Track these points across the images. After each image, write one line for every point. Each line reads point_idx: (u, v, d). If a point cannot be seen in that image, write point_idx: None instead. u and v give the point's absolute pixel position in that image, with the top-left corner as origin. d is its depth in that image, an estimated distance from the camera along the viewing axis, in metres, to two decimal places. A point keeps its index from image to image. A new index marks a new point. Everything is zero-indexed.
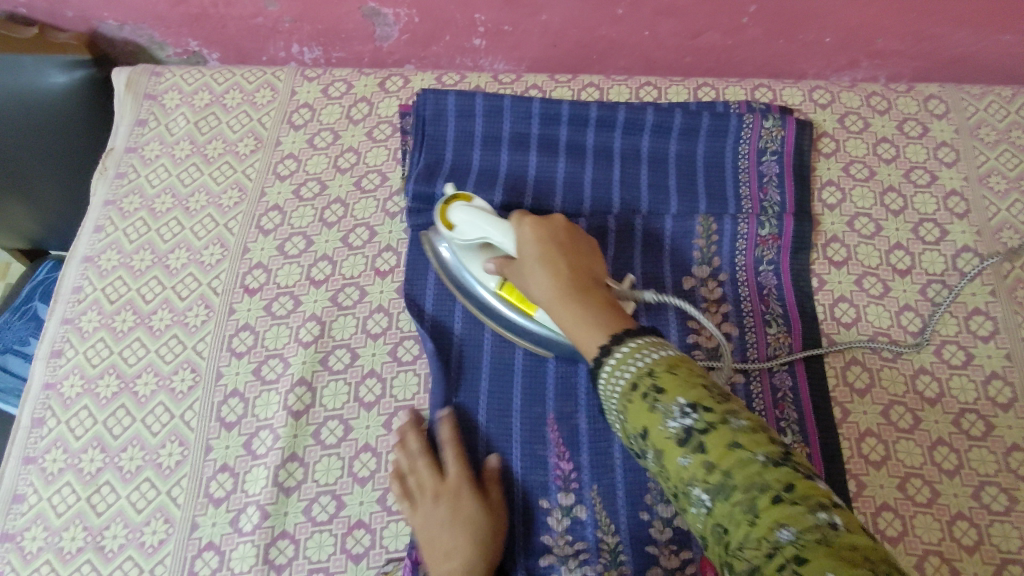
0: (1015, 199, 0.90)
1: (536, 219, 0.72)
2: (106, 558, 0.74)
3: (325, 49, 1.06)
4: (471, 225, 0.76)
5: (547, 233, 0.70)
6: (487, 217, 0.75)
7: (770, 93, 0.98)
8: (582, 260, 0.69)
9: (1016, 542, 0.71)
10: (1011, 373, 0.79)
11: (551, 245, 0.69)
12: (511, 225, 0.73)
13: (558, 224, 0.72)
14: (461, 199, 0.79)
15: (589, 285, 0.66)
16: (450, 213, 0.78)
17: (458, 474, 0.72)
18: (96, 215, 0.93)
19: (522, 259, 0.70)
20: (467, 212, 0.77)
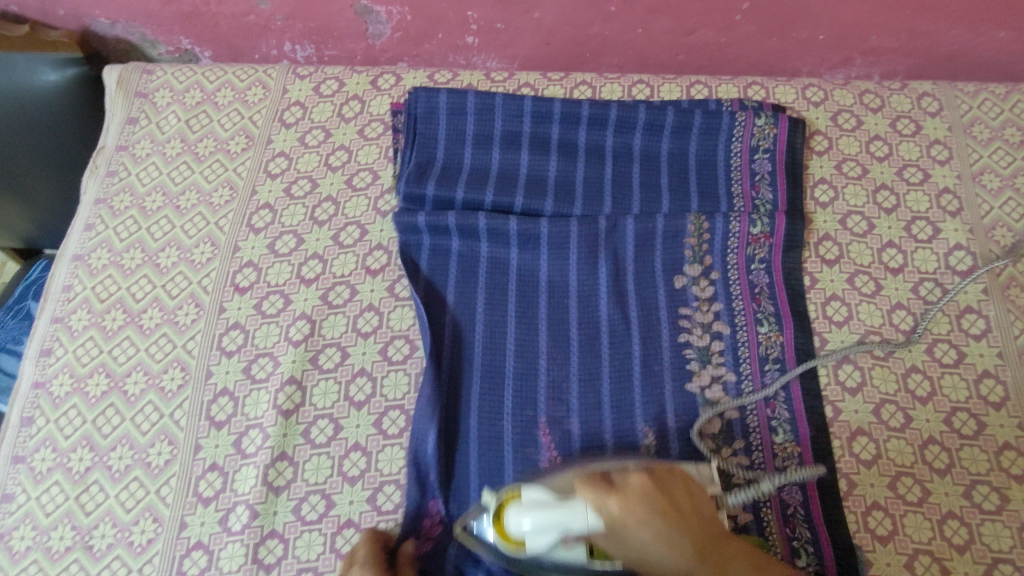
0: (1008, 197, 0.89)
1: (621, 495, 0.58)
2: (94, 558, 0.73)
3: (318, 47, 1.06)
4: (546, 530, 0.60)
5: (640, 494, 0.59)
6: (559, 511, 0.59)
7: (763, 91, 0.97)
8: (684, 501, 0.60)
9: (1007, 542, 0.71)
10: (1003, 372, 0.79)
11: (658, 516, 0.58)
12: (592, 500, 0.58)
13: (641, 481, 0.60)
14: (512, 494, 0.63)
15: (708, 534, 0.59)
16: (508, 519, 0.62)
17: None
18: (87, 213, 0.93)
19: (622, 536, 0.58)
20: (534, 513, 0.60)
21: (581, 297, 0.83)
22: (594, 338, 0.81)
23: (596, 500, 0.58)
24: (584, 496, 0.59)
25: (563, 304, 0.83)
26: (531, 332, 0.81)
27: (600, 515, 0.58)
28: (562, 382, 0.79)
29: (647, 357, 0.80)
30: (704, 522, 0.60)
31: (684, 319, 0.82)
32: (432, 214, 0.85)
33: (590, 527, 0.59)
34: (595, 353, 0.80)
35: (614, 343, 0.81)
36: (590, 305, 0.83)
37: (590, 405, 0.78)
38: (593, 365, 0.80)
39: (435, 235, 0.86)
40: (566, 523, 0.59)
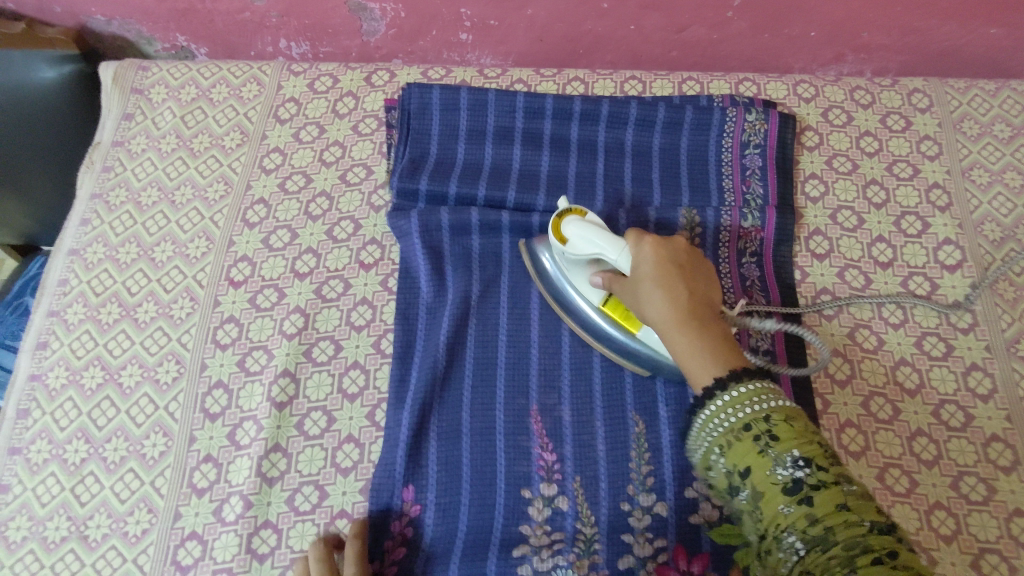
0: (997, 193, 0.90)
1: (654, 241, 0.69)
2: (89, 547, 0.74)
3: (313, 44, 1.07)
4: (586, 241, 0.74)
5: (667, 251, 0.68)
6: (603, 237, 0.73)
7: (754, 87, 0.98)
8: (704, 291, 0.67)
9: (994, 532, 0.72)
10: (991, 365, 0.80)
11: (668, 272, 0.66)
12: (630, 241, 0.71)
13: (679, 246, 0.70)
14: (576, 212, 0.77)
15: (704, 311, 0.64)
16: (564, 228, 0.77)
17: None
18: (83, 208, 0.94)
19: (635, 278, 0.69)
20: (582, 229, 0.75)
21: None
22: None
23: (632, 241, 0.70)
24: (627, 241, 0.71)
25: None
26: (523, 324, 0.82)
27: (631, 251, 0.70)
28: (554, 372, 0.80)
29: None
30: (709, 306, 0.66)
31: None
32: (425, 212, 0.85)
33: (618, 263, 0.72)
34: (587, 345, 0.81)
35: None
36: None
37: (581, 396, 0.78)
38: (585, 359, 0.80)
39: (427, 233, 0.85)
40: (602, 247, 0.73)
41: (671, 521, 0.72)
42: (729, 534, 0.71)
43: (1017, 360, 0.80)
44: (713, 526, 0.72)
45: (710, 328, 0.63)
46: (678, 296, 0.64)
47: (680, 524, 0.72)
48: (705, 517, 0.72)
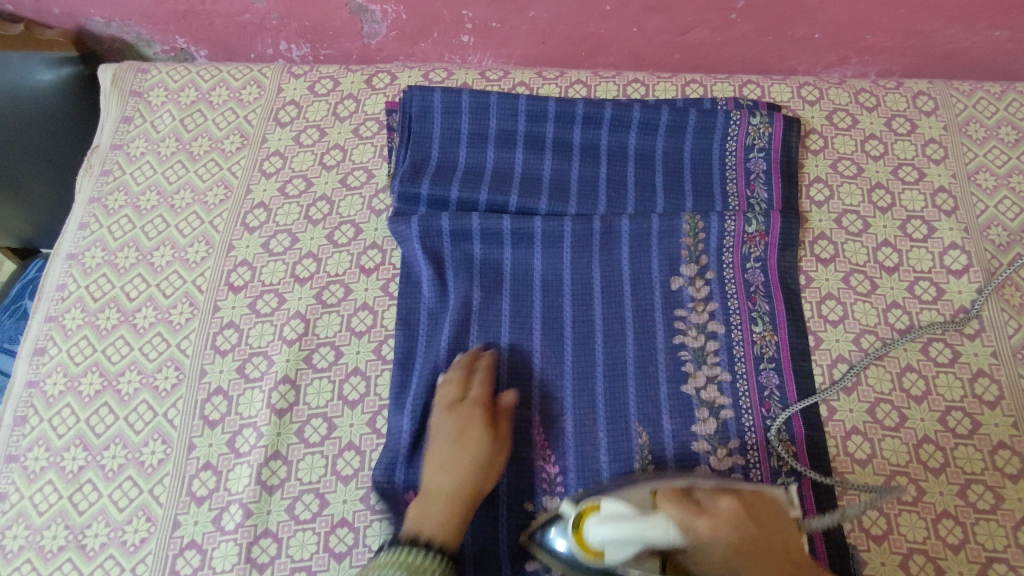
0: (1003, 197, 0.89)
1: (709, 518, 0.59)
2: (87, 557, 0.73)
3: (313, 46, 1.06)
4: (626, 543, 0.58)
5: (727, 516, 0.60)
6: (639, 523, 0.57)
7: (758, 90, 0.97)
8: (763, 523, 0.62)
9: (1001, 541, 0.71)
10: (997, 371, 0.79)
11: (742, 546, 0.59)
12: (675, 519, 0.58)
13: (723, 506, 0.61)
14: (593, 506, 0.61)
15: (789, 565, 0.60)
16: (586, 529, 0.60)
17: (480, 405, 0.74)
18: (81, 212, 0.93)
19: (701, 553, 0.59)
20: (612, 524, 0.58)
21: (576, 299, 0.83)
22: (588, 338, 0.81)
23: (678, 517, 0.59)
24: (668, 517, 0.58)
25: (557, 304, 0.83)
26: (524, 332, 0.81)
27: (683, 534, 0.58)
28: (556, 381, 0.79)
29: (641, 358, 0.79)
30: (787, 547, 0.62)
31: (679, 320, 0.81)
32: (425, 217, 0.84)
33: (671, 542, 0.57)
34: (589, 353, 0.80)
35: (608, 344, 0.80)
36: (584, 306, 0.82)
37: (584, 405, 0.78)
38: (587, 368, 0.79)
39: (428, 239, 0.85)
40: (646, 537, 0.57)
41: None
42: None
43: None
44: None
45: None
46: (763, 574, 0.59)
47: None
48: None
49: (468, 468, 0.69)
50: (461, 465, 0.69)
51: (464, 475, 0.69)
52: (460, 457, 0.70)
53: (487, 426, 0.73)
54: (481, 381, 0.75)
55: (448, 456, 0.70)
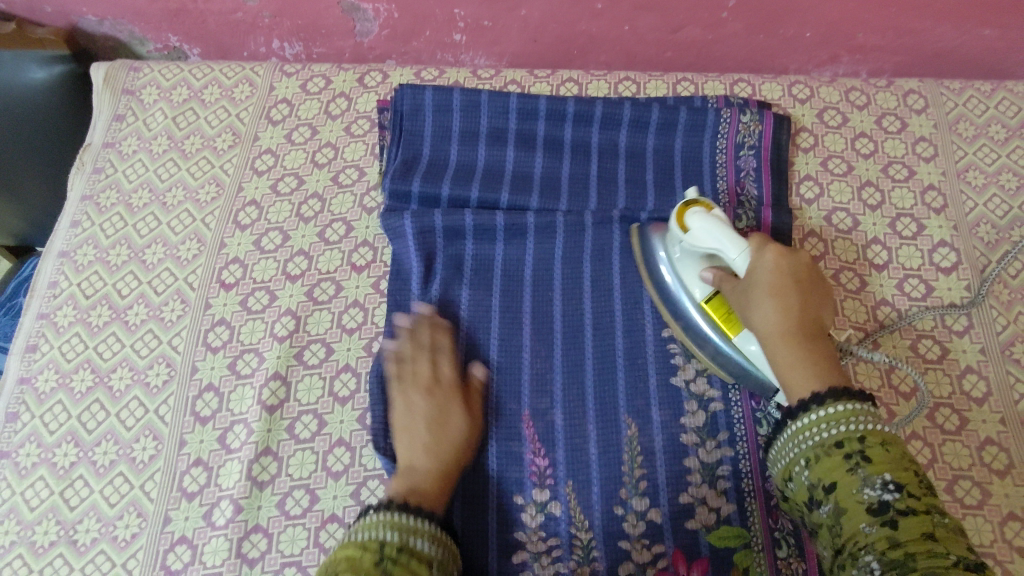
0: (992, 194, 0.90)
1: (780, 252, 0.69)
2: (78, 552, 0.74)
3: (306, 44, 1.06)
4: (706, 233, 0.73)
5: (789, 269, 0.69)
6: (725, 237, 0.72)
7: (749, 88, 0.98)
8: (817, 304, 0.69)
9: (988, 536, 0.71)
10: (985, 368, 0.79)
11: (790, 291, 0.67)
12: (751, 245, 0.71)
13: (800, 259, 0.70)
14: (700, 206, 0.76)
15: (816, 330, 0.67)
16: (688, 217, 0.75)
17: (453, 382, 0.77)
18: (73, 210, 0.93)
19: (749, 283, 0.70)
20: (707, 223, 0.73)
21: (566, 294, 0.83)
22: (578, 332, 0.81)
23: (758, 245, 0.71)
24: (749, 243, 0.71)
25: (547, 298, 0.83)
26: (514, 327, 0.82)
27: (750, 257, 0.70)
28: (545, 375, 0.79)
29: (630, 353, 0.79)
30: (824, 322, 0.68)
31: None
32: (418, 215, 0.85)
33: (735, 261, 0.71)
34: (579, 347, 0.80)
35: (597, 338, 0.81)
36: (574, 300, 0.83)
37: (574, 398, 0.78)
38: (576, 362, 0.80)
39: (420, 236, 0.85)
40: (723, 242, 0.72)
41: (666, 527, 0.72)
42: (726, 537, 0.71)
43: (1011, 362, 0.79)
44: (711, 531, 0.72)
45: (817, 347, 0.66)
46: (790, 307, 0.67)
47: (675, 530, 0.72)
48: (702, 522, 0.72)
49: (452, 444, 0.73)
50: (444, 441, 0.72)
51: (446, 449, 0.72)
52: (443, 433, 0.73)
53: (464, 402, 0.76)
54: (449, 357, 0.78)
55: (431, 434, 0.72)
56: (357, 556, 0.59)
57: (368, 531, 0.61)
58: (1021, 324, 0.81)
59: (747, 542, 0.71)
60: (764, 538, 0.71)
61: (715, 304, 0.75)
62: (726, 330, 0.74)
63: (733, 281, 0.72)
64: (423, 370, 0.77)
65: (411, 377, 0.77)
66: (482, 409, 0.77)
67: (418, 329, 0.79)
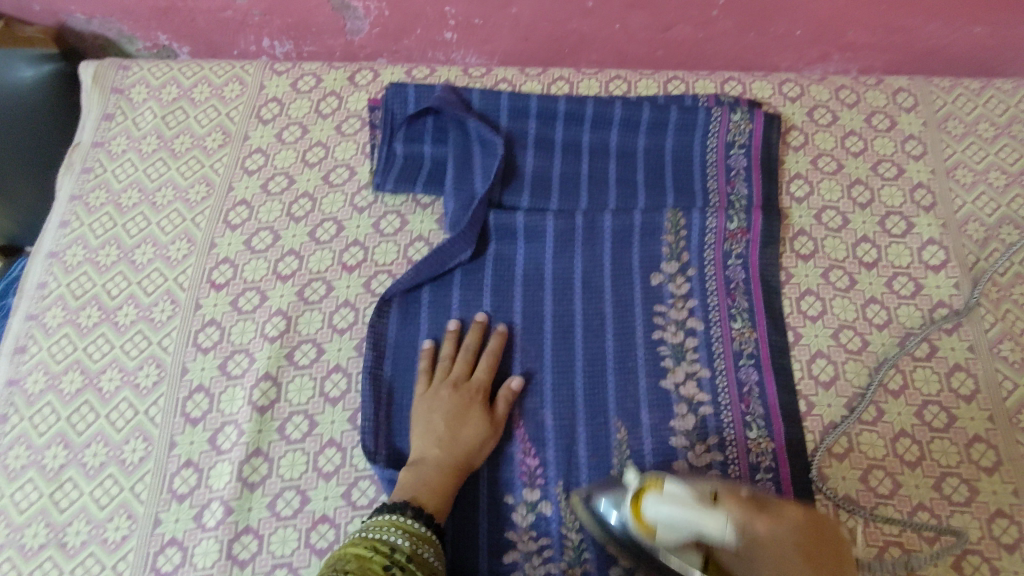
0: (981, 192, 0.90)
1: (770, 517, 0.55)
2: (68, 555, 0.73)
3: (296, 43, 1.06)
4: (676, 526, 0.57)
5: (797, 523, 0.55)
6: (697, 514, 0.56)
7: (740, 86, 0.98)
8: (834, 548, 0.55)
9: (976, 533, 0.72)
10: (974, 366, 0.80)
11: (815, 562, 0.53)
12: (733, 512, 0.56)
13: (798, 514, 0.56)
14: (654, 484, 0.61)
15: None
16: (644, 508, 0.60)
17: (481, 387, 0.76)
18: (62, 210, 0.93)
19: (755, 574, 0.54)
20: (670, 510, 0.58)
21: (557, 295, 0.83)
22: (568, 333, 0.81)
23: (740, 511, 0.55)
24: (727, 512, 0.56)
25: (537, 298, 0.83)
26: (504, 327, 0.82)
27: (739, 531, 0.55)
28: (535, 376, 0.79)
29: (620, 354, 0.80)
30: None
31: (658, 316, 0.81)
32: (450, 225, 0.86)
33: (724, 541, 0.55)
34: (569, 347, 0.80)
35: (588, 338, 0.81)
36: (565, 300, 0.83)
37: (564, 399, 0.78)
38: (567, 362, 0.80)
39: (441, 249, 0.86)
40: (701, 527, 0.55)
41: None
42: None
43: (1000, 360, 0.80)
44: None
45: None
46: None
47: None
48: None
49: (463, 443, 0.72)
50: (460, 441, 0.72)
51: (459, 450, 0.72)
52: (459, 431, 0.73)
53: (486, 405, 0.75)
54: (490, 359, 0.78)
55: (445, 429, 0.73)
56: (367, 554, 0.59)
57: (378, 533, 0.62)
58: (1009, 322, 0.82)
59: None
60: None
61: None
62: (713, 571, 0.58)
63: (722, 555, 0.56)
64: (457, 367, 0.77)
65: (444, 374, 0.78)
66: (505, 414, 0.76)
67: (481, 329, 0.80)
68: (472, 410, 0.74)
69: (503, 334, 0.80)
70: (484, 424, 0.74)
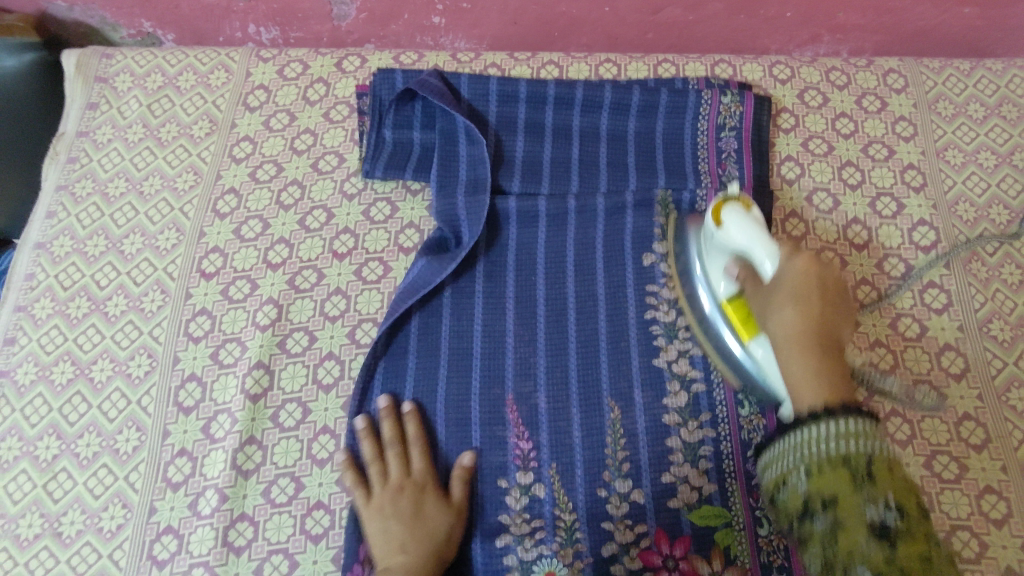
0: (971, 172, 0.90)
1: (807, 257, 0.66)
2: (63, 544, 0.73)
3: (283, 29, 1.04)
4: (739, 232, 0.71)
5: (817, 274, 0.65)
6: (755, 236, 0.70)
7: (730, 69, 0.97)
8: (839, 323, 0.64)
9: (965, 509, 0.73)
10: (963, 345, 0.80)
11: (815, 291, 0.64)
12: (778, 250, 0.68)
13: (831, 276, 0.66)
14: (739, 202, 0.74)
15: (829, 347, 0.63)
16: (724, 213, 0.73)
17: (425, 473, 0.74)
18: (48, 200, 0.92)
19: (775, 285, 0.67)
20: (740, 219, 0.72)
21: (549, 279, 0.83)
22: (561, 315, 0.81)
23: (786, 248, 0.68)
24: (781, 248, 0.68)
25: (530, 282, 0.83)
26: (497, 312, 0.81)
27: (778, 258, 0.68)
28: (529, 359, 0.79)
29: (613, 336, 0.80)
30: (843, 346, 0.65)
31: (651, 297, 0.81)
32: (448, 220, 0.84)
33: (763, 264, 0.69)
34: (562, 329, 0.80)
35: (581, 321, 0.81)
36: (557, 284, 0.83)
37: (557, 381, 0.78)
38: (560, 344, 0.80)
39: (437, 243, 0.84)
40: (753, 245, 0.70)
41: (649, 507, 0.73)
42: (707, 516, 0.72)
43: (989, 339, 0.80)
44: (692, 510, 0.73)
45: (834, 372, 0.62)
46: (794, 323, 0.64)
47: (658, 510, 0.73)
48: (684, 501, 0.73)
49: (428, 540, 0.70)
50: (425, 534, 0.70)
51: (427, 544, 0.69)
52: (421, 525, 0.70)
53: (439, 492, 0.73)
54: (419, 447, 0.75)
55: (406, 530, 0.70)
56: None
57: None
58: (998, 301, 0.82)
59: (728, 521, 0.72)
60: (745, 516, 0.72)
61: (733, 307, 0.73)
62: (733, 312, 0.73)
63: (756, 280, 0.70)
64: (391, 465, 0.74)
65: (381, 476, 0.73)
66: (463, 498, 0.73)
67: (389, 419, 0.75)
68: (429, 504, 0.72)
69: (416, 415, 0.76)
70: (446, 513, 0.72)
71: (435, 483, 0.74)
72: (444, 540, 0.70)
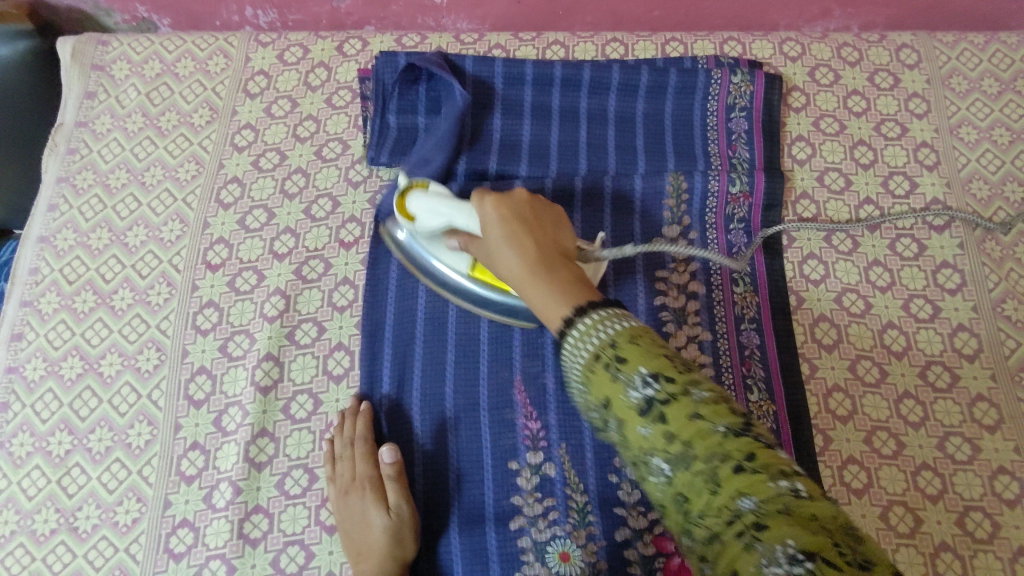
0: (985, 150, 0.89)
1: (495, 201, 0.61)
2: (80, 539, 0.74)
3: (280, 12, 1.02)
4: (433, 213, 0.69)
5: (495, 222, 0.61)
6: (451, 208, 0.68)
7: (739, 47, 0.95)
8: (548, 234, 0.60)
9: (978, 490, 0.73)
10: (977, 325, 0.80)
11: (515, 227, 0.59)
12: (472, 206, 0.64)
13: (521, 197, 0.62)
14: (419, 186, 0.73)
15: (556, 257, 0.57)
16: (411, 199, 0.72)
17: (367, 475, 0.72)
18: (50, 193, 0.90)
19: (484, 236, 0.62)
20: (429, 203, 0.70)
21: None
22: None
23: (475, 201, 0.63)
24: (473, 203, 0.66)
25: None
26: None
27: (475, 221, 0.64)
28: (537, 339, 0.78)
29: None
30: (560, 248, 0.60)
31: (660, 281, 0.81)
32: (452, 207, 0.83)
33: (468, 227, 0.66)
34: None
35: None
36: None
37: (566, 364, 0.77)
38: None
39: None
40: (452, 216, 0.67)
41: None
42: None
43: (1002, 319, 0.80)
44: None
45: (564, 271, 0.55)
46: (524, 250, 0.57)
47: None
48: None
49: (375, 547, 0.69)
50: (370, 542, 0.70)
51: (371, 553, 0.69)
52: (366, 533, 0.70)
53: (381, 494, 0.72)
54: (361, 448, 0.74)
55: (358, 539, 0.71)
56: None
57: None
58: (1012, 281, 0.82)
59: None
60: None
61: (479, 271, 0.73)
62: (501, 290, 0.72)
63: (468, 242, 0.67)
64: (339, 469, 0.74)
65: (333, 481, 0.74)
66: (405, 500, 0.72)
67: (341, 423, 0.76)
68: (372, 508, 0.71)
69: (365, 416, 0.75)
70: (387, 518, 0.70)
71: (374, 486, 0.72)
72: (393, 546, 0.70)
